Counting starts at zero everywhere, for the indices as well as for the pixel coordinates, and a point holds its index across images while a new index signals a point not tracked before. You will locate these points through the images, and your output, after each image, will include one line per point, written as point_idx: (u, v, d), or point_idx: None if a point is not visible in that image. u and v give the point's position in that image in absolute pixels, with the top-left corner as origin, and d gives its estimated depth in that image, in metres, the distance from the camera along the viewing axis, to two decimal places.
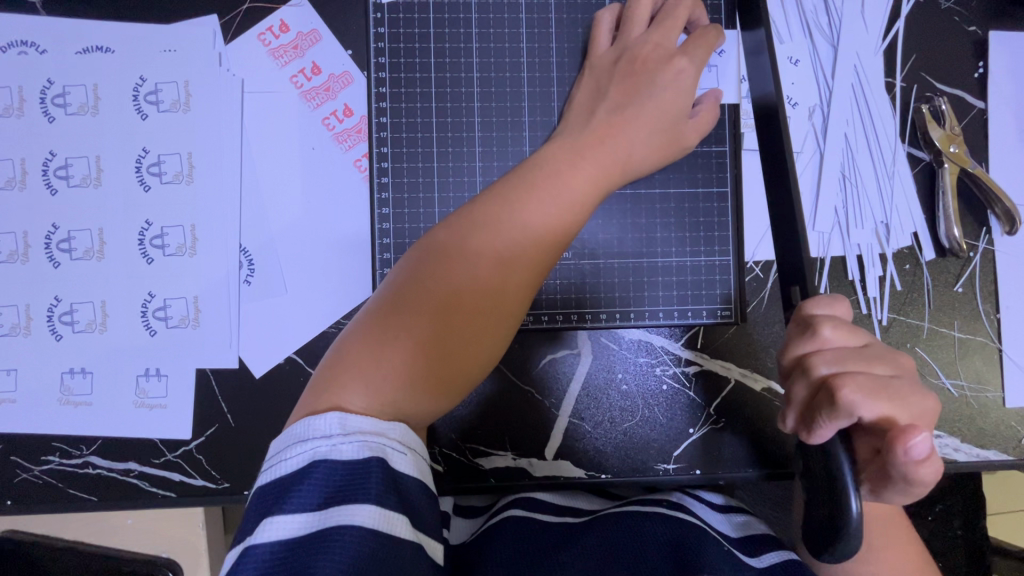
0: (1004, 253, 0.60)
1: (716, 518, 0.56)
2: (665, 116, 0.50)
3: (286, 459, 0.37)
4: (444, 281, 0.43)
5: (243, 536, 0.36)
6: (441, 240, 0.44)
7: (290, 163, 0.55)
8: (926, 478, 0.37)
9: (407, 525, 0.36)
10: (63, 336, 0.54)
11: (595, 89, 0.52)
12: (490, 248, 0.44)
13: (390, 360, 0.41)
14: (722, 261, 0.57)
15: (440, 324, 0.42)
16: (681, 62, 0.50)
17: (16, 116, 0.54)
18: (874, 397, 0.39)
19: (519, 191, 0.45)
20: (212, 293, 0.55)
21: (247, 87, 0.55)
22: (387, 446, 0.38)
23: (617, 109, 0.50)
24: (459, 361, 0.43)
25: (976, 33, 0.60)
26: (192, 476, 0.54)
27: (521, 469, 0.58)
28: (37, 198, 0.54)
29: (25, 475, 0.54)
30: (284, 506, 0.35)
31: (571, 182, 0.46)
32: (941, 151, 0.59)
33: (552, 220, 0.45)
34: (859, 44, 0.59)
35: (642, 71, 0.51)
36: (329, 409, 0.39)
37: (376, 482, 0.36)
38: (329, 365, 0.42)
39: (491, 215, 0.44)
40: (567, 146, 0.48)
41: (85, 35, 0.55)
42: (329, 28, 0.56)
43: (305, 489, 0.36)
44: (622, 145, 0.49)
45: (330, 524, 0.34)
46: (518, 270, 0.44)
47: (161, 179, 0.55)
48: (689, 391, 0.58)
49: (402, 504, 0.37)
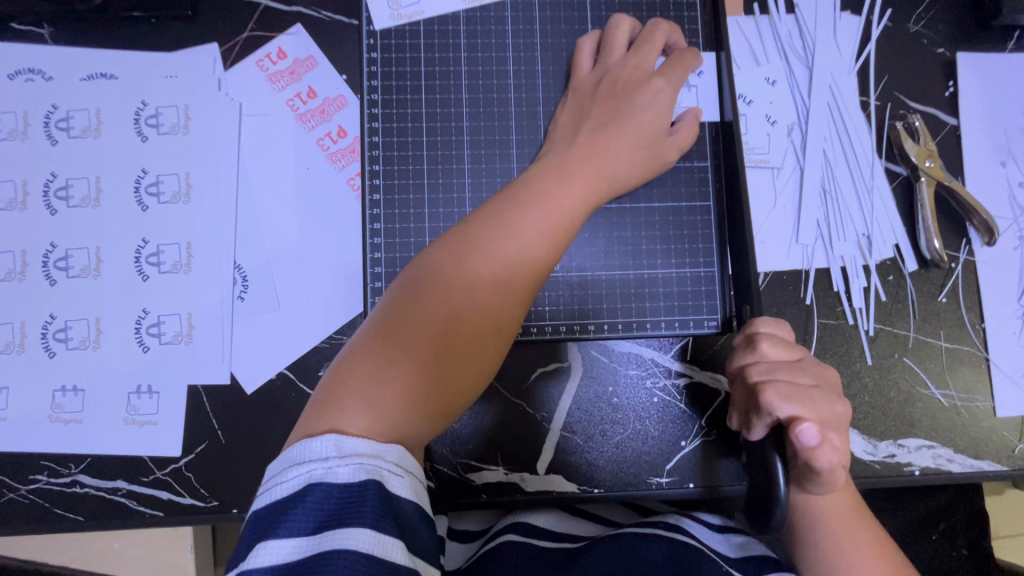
0: (985, 264, 0.61)
1: (716, 539, 0.57)
2: (648, 133, 0.52)
3: (283, 482, 0.38)
4: (440, 300, 0.44)
5: (238, 558, 0.37)
6: (438, 261, 0.45)
7: (285, 183, 0.57)
8: (827, 468, 0.44)
9: (403, 549, 0.37)
10: (56, 353, 0.54)
11: (579, 109, 0.54)
12: (487, 268, 0.45)
13: (389, 381, 0.42)
14: (707, 272, 0.58)
15: (438, 342, 0.43)
16: (658, 83, 0.53)
17: (20, 140, 0.56)
18: (790, 402, 0.44)
19: (512, 211, 0.46)
20: (206, 310, 0.56)
21: (245, 111, 0.57)
22: (383, 468, 0.39)
23: (600, 128, 0.52)
24: (456, 379, 0.44)
25: (945, 54, 0.63)
26: (180, 494, 0.54)
27: (513, 485, 0.57)
28: (36, 218, 0.55)
29: (11, 495, 0.53)
30: (281, 529, 0.36)
31: (564, 203, 0.48)
32: (918, 165, 0.60)
33: (545, 238, 0.46)
34: (833, 65, 0.62)
35: (622, 92, 0.53)
36: (326, 432, 0.39)
37: (370, 505, 0.37)
38: (328, 389, 0.42)
39: (485, 235, 0.45)
40: (554, 165, 0.50)
41: (91, 63, 0.57)
42: (325, 55, 0.58)
43: (301, 512, 0.37)
44: (607, 163, 0.50)
45: (326, 548, 0.35)
46: (515, 288, 0.45)
47: (159, 199, 0.56)
48: (680, 403, 0.58)
49: (398, 528, 0.37)
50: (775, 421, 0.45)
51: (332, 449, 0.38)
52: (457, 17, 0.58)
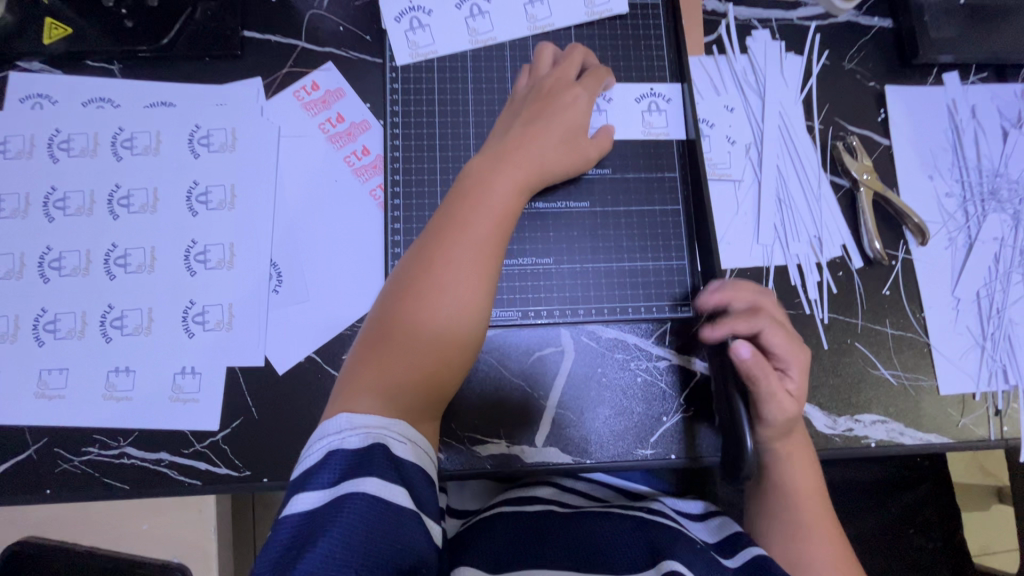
0: (922, 261, 0.71)
1: (699, 527, 0.67)
2: (572, 127, 0.63)
3: (308, 455, 0.47)
4: (408, 292, 0.53)
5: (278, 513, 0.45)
6: (407, 263, 0.54)
7: (316, 192, 0.66)
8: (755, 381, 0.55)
9: (406, 497, 0.46)
10: (113, 338, 0.62)
11: (513, 111, 0.64)
12: (442, 257, 0.53)
13: (383, 366, 0.51)
14: (679, 264, 0.67)
15: (413, 324, 0.52)
16: (578, 90, 0.64)
17: (90, 156, 0.65)
18: (777, 328, 0.58)
19: (460, 210, 0.55)
20: (244, 300, 0.64)
21: (284, 133, 0.67)
22: (388, 436, 0.47)
23: (528, 123, 0.61)
24: (441, 348, 0.52)
25: (875, 87, 0.75)
26: (216, 465, 0.60)
27: (514, 455, 0.64)
28: (100, 223, 0.64)
29: (65, 465, 0.59)
30: (308, 485, 0.45)
31: (502, 191, 0.57)
32: (857, 178, 0.71)
33: (491, 224, 0.55)
34: (781, 95, 0.73)
35: (547, 95, 0.63)
36: (342, 413, 0.48)
37: (378, 461, 0.46)
38: (340, 389, 0.52)
39: (441, 234, 0.54)
40: (490, 159, 0.59)
41: (153, 93, 0.67)
42: (352, 87, 0.69)
43: (323, 471, 0.45)
44: (538, 153, 0.60)
45: (344, 493, 0.44)
46: (469, 266, 0.53)
47: (207, 206, 0.65)
48: (660, 382, 0.66)
49: (402, 480, 0.46)
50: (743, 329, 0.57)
51: (345, 424, 0.47)
52: (465, 55, 0.69)
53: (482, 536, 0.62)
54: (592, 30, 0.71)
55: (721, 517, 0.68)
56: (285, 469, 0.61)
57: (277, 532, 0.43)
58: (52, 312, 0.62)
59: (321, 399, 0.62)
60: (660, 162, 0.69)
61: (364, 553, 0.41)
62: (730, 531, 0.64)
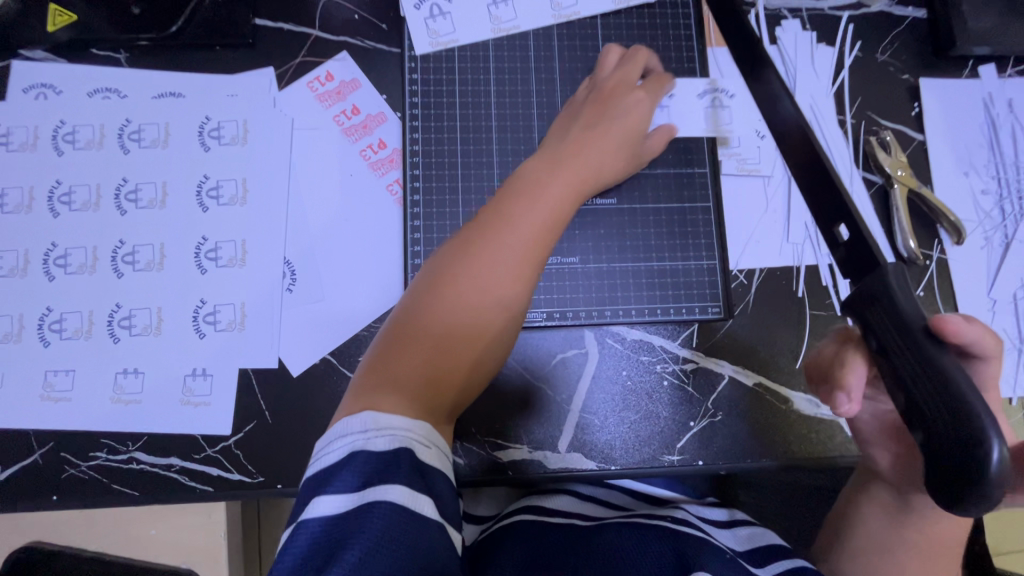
0: (957, 261, 0.68)
1: (725, 535, 0.65)
2: (632, 131, 0.60)
3: (329, 451, 0.45)
4: (446, 286, 0.51)
5: (297, 515, 0.43)
6: (445, 254, 0.53)
7: (332, 187, 0.64)
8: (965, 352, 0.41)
9: (432, 505, 0.43)
10: (121, 339, 0.59)
11: (572, 113, 0.62)
12: (486, 254, 0.51)
13: (411, 364, 0.49)
14: (708, 264, 0.65)
15: (450, 321, 0.50)
16: (640, 94, 0.62)
17: (96, 148, 0.63)
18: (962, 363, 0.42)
19: (508, 206, 0.53)
20: (257, 299, 0.61)
21: (297, 125, 0.65)
22: (413, 440, 0.45)
23: (588, 126, 0.59)
24: (471, 353, 0.50)
25: (909, 80, 0.72)
26: (229, 471, 0.58)
27: (537, 462, 0.62)
28: (108, 218, 0.61)
29: (71, 471, 0.57)
30: (330, 488, 0.43)
31: (553, 192, 0.54)
32: (891, 174, 0.68)
33: (538, 226, 0.53)
34: (813, 89, 0.71)
35: (611, 98, 0.61)
36: (365, 411, 0.46)
37: (404, 466, 0.43)
38: (360, 382, 0.49)
39: (485, 228, 0.52)
40: (543, 159, 0.57)
41: (162, 83, 0.65)
42: (368, 77, 0.66)
43: (345, 474, 0.43)
44: (595, 158, 0.58)
45: (368, 501, 0.42)
46: (514, 269, 0.51)
47: (218, 201, 0.63)
48: (687, 386, 0.63)
49: (427, 487, 0.44)
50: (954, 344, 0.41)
51: (369, 423, 0.45)
52: (486, 44, 0.66)
53: (502, 548, 0.60)
54: (618, 19, 0.68)
55: (750, 526, 0.67)
56: (301, 475, 0.59)
57: (300, 536, 0.41)
58: (58, 311, 0.59)
59: (335, 403, 0.60)
60: (689, 157, 0.67)
61: (388, 566, 0.39)
62: (760, 542, 0.63)
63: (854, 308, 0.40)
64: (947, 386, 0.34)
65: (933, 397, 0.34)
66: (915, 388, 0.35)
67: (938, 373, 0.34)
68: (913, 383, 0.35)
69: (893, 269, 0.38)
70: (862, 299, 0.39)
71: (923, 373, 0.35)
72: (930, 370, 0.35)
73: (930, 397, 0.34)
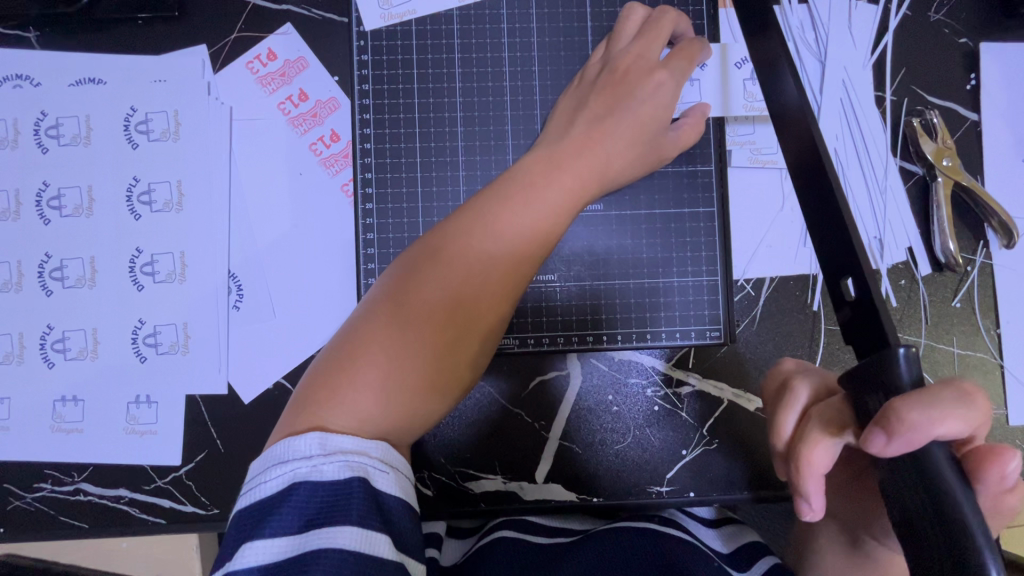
0: (1003, 267, 0.59)
1: (707, 534, 0.55)
2: (649, 125, 0.51)
3: (265, 481, 0.37)
4: (426, 281, 0.43)
5: (223, 560, 0.35)
6: (428, 246, 0.45)
7: (277, 190, 0.56)
8: (914, 433, 0.29)
9: (390, 545, 0.36)
10: (55, 364, 0.55)
11: (578, 100, 0.52)
12: (477, 251, 0.44)
13: (374, 371, 0.40)
14: (710, 281, 0.57)
15: (430, 323, 0.42)
16: (661, 76, 0.51)
17: (10, 148, 0.55)
18: (932, 425, 0.29)
19: (504, 196, 0.46)
20: (199, 319, 0.55)
21: (235, 115, 0.56)
22: (368, 465, 0.37)
23: (598, 120, 0.50)
24: (449, 365, 0.43)
25: (967, 45, 0.60)
26: (181, 503, 0.54)
27: (511, 493, 0.57)
28: (30, 228, 0.55)
29: (17, 503, 0.54)
30: (265, 529, 0.35)
31: (558, 187, 0.46)
32: (934, 165, 0.57)
33: (537, 223, 0.45)
34: (847, 59, 0.59)
35: (623, 82, 0.51)
36: (312, 430, 0.38)
37: (358, 502, 0.35)
38: (309, 387, 0.41)
39: (476, 217, 0.45)
40: (550, 151, 0.49)
41: (78, 68, 0.56)
42: (316, 56, 0.57)
43: (286, 511, 0.35)
44: (603, 154, 0.49)
45: (312, 547, 0.34)
46: (506, 274, 0.44)
47: (151, 207, 0.55)
48: (681, 412, 0.57)
49: (385, 523, 0.36)
50: (891, 443, 0.29)
51: (315, 447, 0.37)
52: (451, 15, 0.56)
53: None
54: None
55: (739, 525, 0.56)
56: None
57: None
58: None
59: None
60: (693, 151, 0.57)
61: None
62: (747, 538, 0.53)
63: (855, 383, 0.33)
64: (943, 499, 0.29)
65: (925, 504, 0.29)
66: (913, 502, 0.30)
67: (934, 479, 0.30)
68: (903, 488, 0.31)
69: (902, 354, 0.30)
70: (868, 375, 0.32)
71: (914, 475, 0.30)
72: (926, 475, 0.30)
73: (919, 497, 0.30)
